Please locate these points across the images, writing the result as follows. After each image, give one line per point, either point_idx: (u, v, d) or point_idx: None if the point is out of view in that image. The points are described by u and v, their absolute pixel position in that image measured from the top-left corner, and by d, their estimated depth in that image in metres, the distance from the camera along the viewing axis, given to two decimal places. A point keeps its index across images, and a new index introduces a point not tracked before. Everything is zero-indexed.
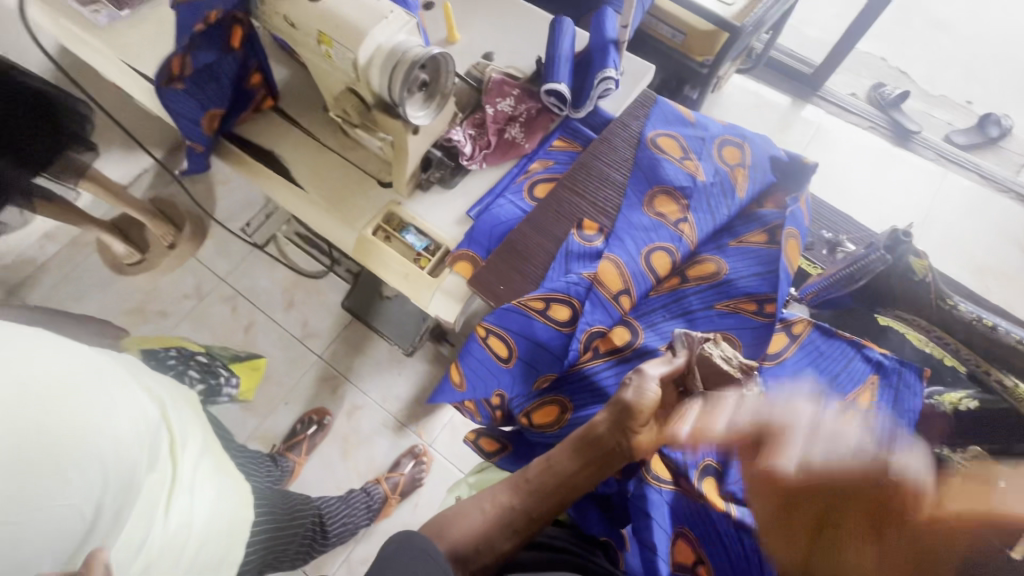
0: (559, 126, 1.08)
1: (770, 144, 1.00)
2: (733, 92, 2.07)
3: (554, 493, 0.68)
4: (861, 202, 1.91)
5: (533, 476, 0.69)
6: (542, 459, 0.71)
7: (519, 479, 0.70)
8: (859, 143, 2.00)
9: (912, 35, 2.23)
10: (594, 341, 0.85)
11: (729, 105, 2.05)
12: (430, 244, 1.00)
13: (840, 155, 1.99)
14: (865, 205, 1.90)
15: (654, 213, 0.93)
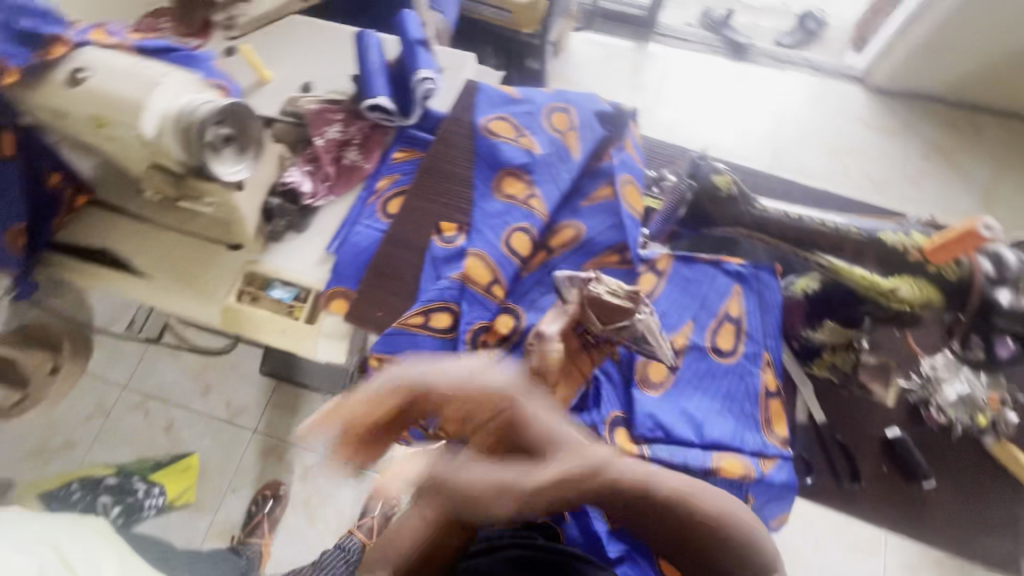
0: (395, 138, 1.07)
1: (593, 99, 1.04)
2: (579, 48, 2.09)
3: None
4: (721, 124, 1.97)
5: None
6: None
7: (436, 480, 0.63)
8: (704, 66, 2.07)
9: None
10: (480, 337, 0.87)
11: (581, 62, 2.06)
12: (299, 292, 0.97)
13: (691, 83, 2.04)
14: (724, 126, 1.96)
15: (504, 198, 0.95)
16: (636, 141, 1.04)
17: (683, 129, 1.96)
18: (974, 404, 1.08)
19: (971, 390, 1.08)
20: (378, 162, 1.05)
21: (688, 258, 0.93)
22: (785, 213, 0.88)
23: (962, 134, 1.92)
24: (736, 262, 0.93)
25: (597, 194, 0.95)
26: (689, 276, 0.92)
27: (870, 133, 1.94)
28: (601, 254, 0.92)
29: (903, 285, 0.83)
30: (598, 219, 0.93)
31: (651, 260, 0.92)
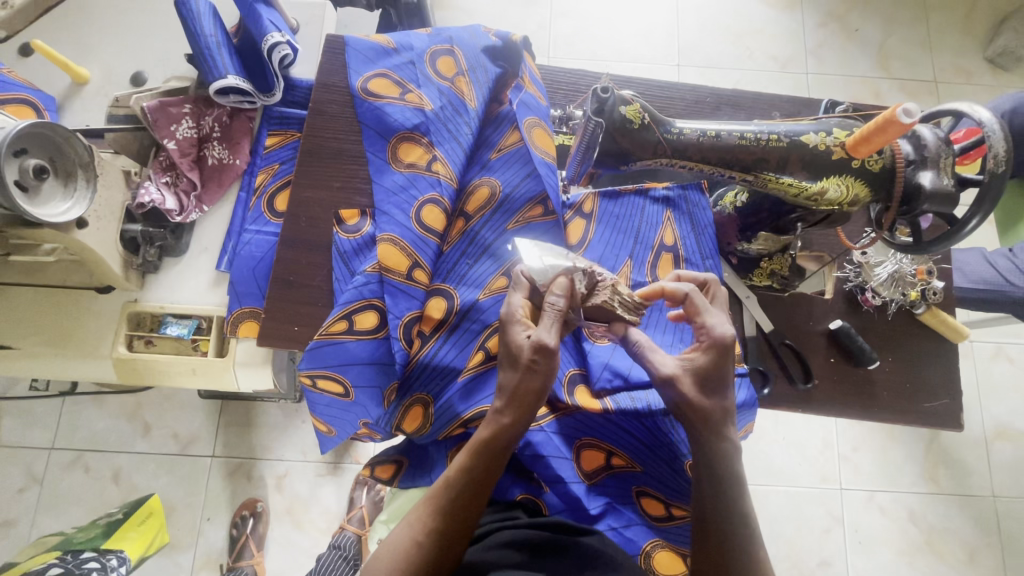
0: (262, 122, 0.91)
1: (477, 33, 0.91)
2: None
3: (475, 501, 0.62)
4: (622, 27, 1.86)
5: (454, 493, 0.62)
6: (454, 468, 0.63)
7: (442, 498, 0.62)
8: None
9: None
10: (415, 328, 0.79)
11: None
12: (199, 323, 0.85)
13: None
14: (626, 28, 1.85)
15: (405, 167, 0.83)
16: (535, 71, 0.92)
17: (585, 40, 1.84)
18: (903, 280, 0.82)
19: (899, 267, 0.82)
20: (249, 156, 0.90)
21: (613, 192, 0.86)
22: (704, 134, 0.66)
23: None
24: (663, 185, 0.86)
25: (504, 143, 0.86)
26: (618, 212, 0.85)
27: (769, 9, 1.89)
28: (523, 209, 0.83)
29: (830, 186, 0.66)
30: (512, 170, 0.84)
31: (576, 203, 0.85)
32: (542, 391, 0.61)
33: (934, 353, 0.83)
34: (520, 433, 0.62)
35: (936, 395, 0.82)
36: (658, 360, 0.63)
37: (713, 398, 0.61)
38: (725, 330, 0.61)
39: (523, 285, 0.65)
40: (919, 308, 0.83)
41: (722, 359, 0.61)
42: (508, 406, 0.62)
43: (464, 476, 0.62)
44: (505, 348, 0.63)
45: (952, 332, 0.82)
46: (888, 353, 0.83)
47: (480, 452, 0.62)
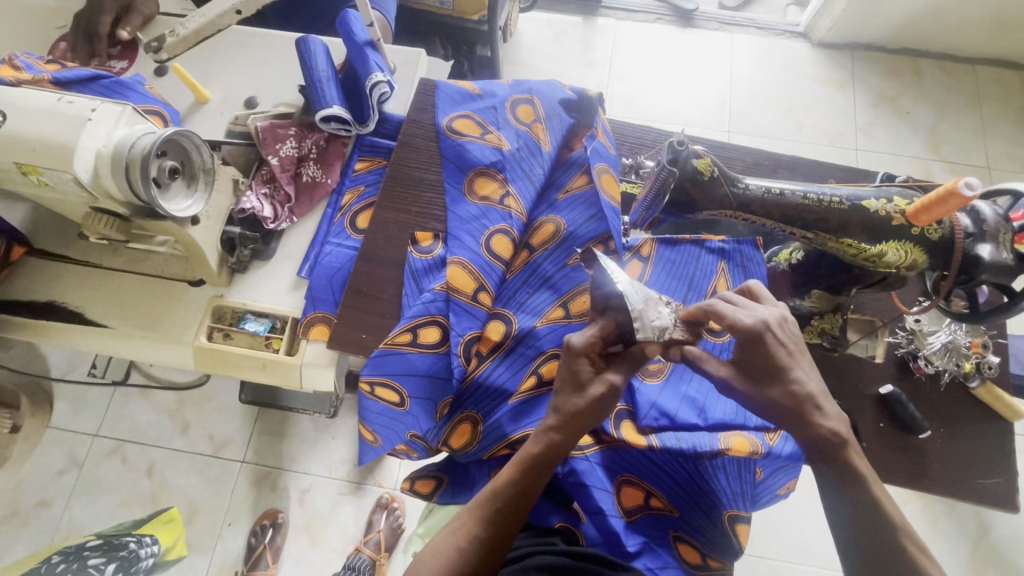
0: (354, 148, 1.01)
1: (555, 87, 1.00)
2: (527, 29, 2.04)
3: (519, 512, 0.65)
4: (676, 93, 1.96)
5: (501, 503, 0.65)
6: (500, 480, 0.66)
7: (489, 508, 0.64)
8: (654, 37, 2.04)
9: None
10: (473, 348, 0.84)
11: (530, 44, 2.01)
12: (274, 323, 0.92)
13: (643, 53, 2.01)
14: (679, 94, 1.96)
15: (479, 199, 0.90)
16: (607, 125, 0.99)
17: (638, 102, 1.95)
18: (956, 351, 0.83)
19: (954, 338, 0.83)
20: (339, 177, 1.00)
21: (671, 239, 0.90)
22: (769, 190, 0.71)
23: (904, 80, 1.96)
24: (719, 238, 0.90)
25: (571, 186, 0.93)
26: (674, 258, 0.89)
27: (820, 86, 1.97)
28: (585, 246, 0.88)
29: (889, 250, 0.69)
30: (577, 211, 0.91)
31: (634, 246, 0.90)
32: (591, 416, 0.66)
33: (989, 430, 0.82)
34: (567, 452, 0.66)
35: (990, 473, 0.80)
36: (711, 364, 0.68)
37: (773, 387, 0.64)
38: (747, 323, 0.63)
39: (608, 329, 0.67)
40: (973, 381, 0.82)
41: (757, 348, 0.64)
42: (562, 427, 0.66)
43: (514, 487, 0.65)
44: (566, 374, 0.67)
45: (1008, 410, 0.81)
46: (940, 424, 0.82)
47: (531, 468, 0.65)
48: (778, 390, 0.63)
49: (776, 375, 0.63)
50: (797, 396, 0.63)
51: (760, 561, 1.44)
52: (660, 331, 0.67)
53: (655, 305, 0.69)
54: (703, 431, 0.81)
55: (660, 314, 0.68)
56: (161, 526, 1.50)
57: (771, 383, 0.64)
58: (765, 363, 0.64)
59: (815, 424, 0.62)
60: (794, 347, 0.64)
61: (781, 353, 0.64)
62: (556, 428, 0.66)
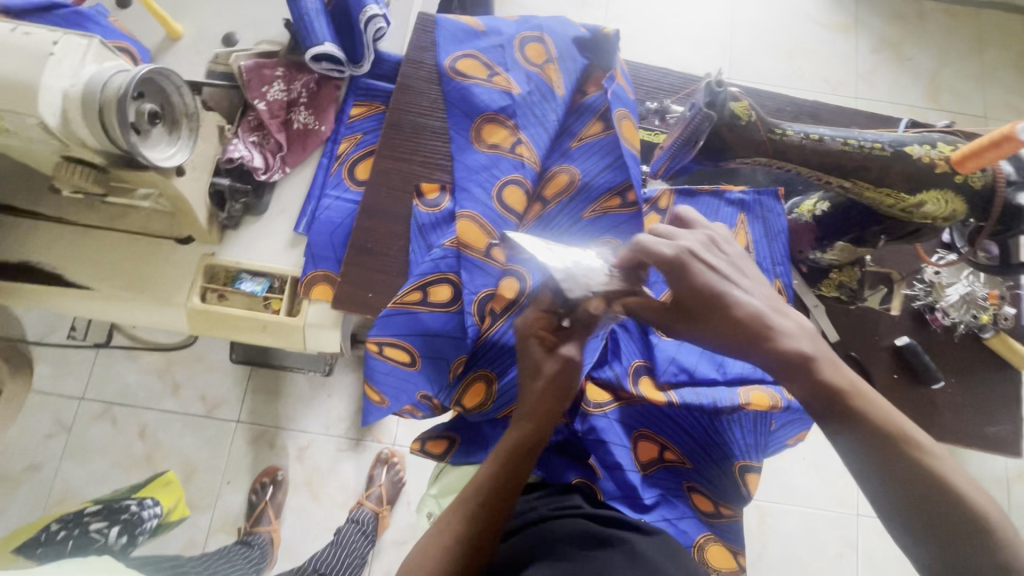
0: (348, 91, 0.93)
1: (567, 25, 0.92)
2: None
3: (500, 506, 0.60)
4: (675, 34, 1.86)
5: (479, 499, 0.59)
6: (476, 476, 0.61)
7: (469, 504, 0.59)
8: None
9: None
10: (488, 306, 0.79)
11: None
12: (272, 283, 0.87)
13: None
14: (679, 36, 1.86)
15: (487, 148, 0.85)
16: (624, 68, 0.92)
17: (638, 44, 1.85)
18: (975, 302, 0.83)
19: (971, 290, 0.83)
20: (334, 123, 0.92)
21: (688, 191, 0.87)
22: (807, 136, 0.67)
23: (909, 24, 1.89)
24: (739, 188, 0.87)
25: (584, 134, 0.87)
26: (694, 210, 0.86)
27: (824, 30, 1.89)
28: (601, 198, 0.84)
29: (928, 200, 0.67)
30: (592, 159, 0.86)
31: (653, 198, 0.86)
32: (560, 397, 0.61)
33: (997, 378, 0.84)
34: (543, 438, 0.62)
35: (996, 421, 0.82)
36: (648, 309, 0.60)
37: (714, 316, 0.56)
38: (672, 256, 0.57)
39: (545, 301, 0.62)
40: (987, 333, 0.83)
41: (683, 277, 0.57)
42: (532, 414, 0.61)
43: (491, 481, 0.60)
44: (524, 363, 0.63)
45: (1019, 359, 0.82)
46: (953, 375, 0.83)
47: (505, 460, 0.60)
48: (719, 320, 0.56)
49: (715, 304, 0.56)
50: (745, 317, 0.56)
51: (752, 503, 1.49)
52: (590, 284, 0.60)
53: (585, 260, 0.64)
54: (722, 386, 0.80)
55: (590, 269, 0.62)
56: (163, 489, 1.42)
57: (710, 313, 0.56)
58: (699, 297, 0.57)
59: (773, 348, 0.54)
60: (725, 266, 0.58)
61: (710, 277, 0.57)
62: (528, 411, 0.61)
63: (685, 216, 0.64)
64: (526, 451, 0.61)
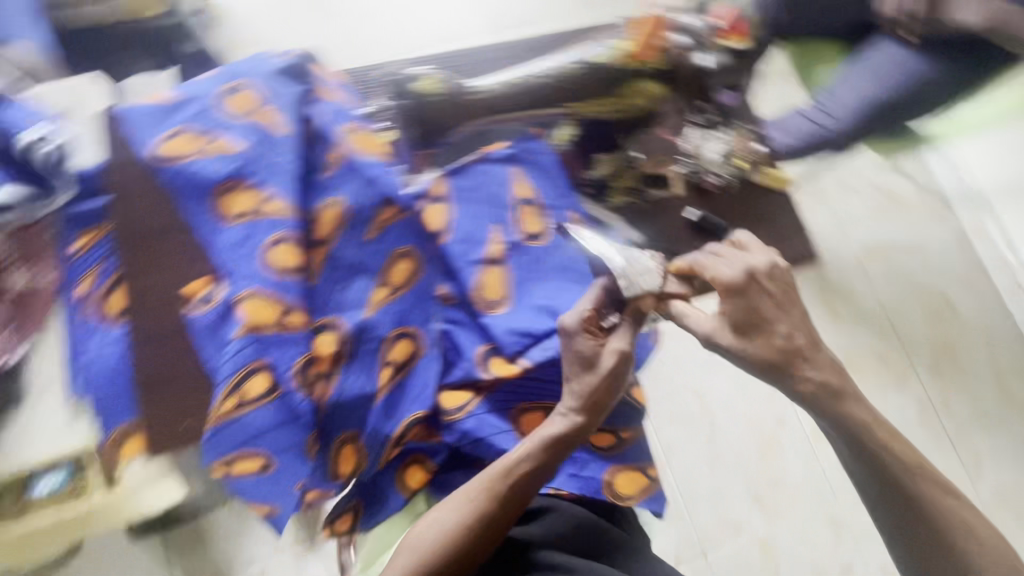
0: (61, 226, 0.81)
1: (264, 60, 0.86)
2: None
3: (527, 488, 0.70)
4: None
5: (510, 485, 0.69)
6: (512, 461, 0.70)
7: (502, 483, 0.69)
8: None
9: None
10: (312, 373, 0.75)
11: None
12: (73, 465, 0.79)
13: None
14: None
15: (237, 219, 0.77)
16: (334, 85, 0.92)
17: None
18: (731, 153, 0.89)
19: (725, 144, 0.89)
20: (60, 266, 0.80)
21: (456, 168, 0.87)
22: None
23: None
24: (502, 145, 0.88)
25: (331, 160, 0.81)
26: (468, 185, 0.86)
27: None
28: (379, 215, 0.81)
29: None
30: (353, 182, 0.81)
31: (426, 191, 0.84)
32: (610, 394, 0.72)
33: (778, 207, 0.92)
34: (585, 432, 0.72)
35: (790, 241, 0.92)
36: (695, 319, 0.75)
37: (756, 337, 0.72)
38: (735, 277, 0.72)
39: (599, 293, 0.74)
40: (753, 174, 0.91)
41: (744, 300, 0.72)
42: (583, 409, 0.71)
43: (526, 465, 0.70)
44: (575, 354, 0.72)
45: (780, 182, 0.92)
46: (746, 222, 0.91)
47: (542, 449, 0.71)
48: (768, 339, 0.72)
49: (768, 325, 0.72)
50: (777, 347, 0.72)
51: (671, 386, 1.84)
52: (642, 284, 0.75)
53: (633, 259, 0.77)
54: None
55: (645, 270, 0.76)
56: None
57: (772, 332, 0.72)
58: (742, 322, 0.72)
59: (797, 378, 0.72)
60: (778, 294, 0.73)
61: (767, 305, 0.72)
62: (581, 402, 0.71)
63: (741, 242, 0.78)
64: (569, 440, 0.71)
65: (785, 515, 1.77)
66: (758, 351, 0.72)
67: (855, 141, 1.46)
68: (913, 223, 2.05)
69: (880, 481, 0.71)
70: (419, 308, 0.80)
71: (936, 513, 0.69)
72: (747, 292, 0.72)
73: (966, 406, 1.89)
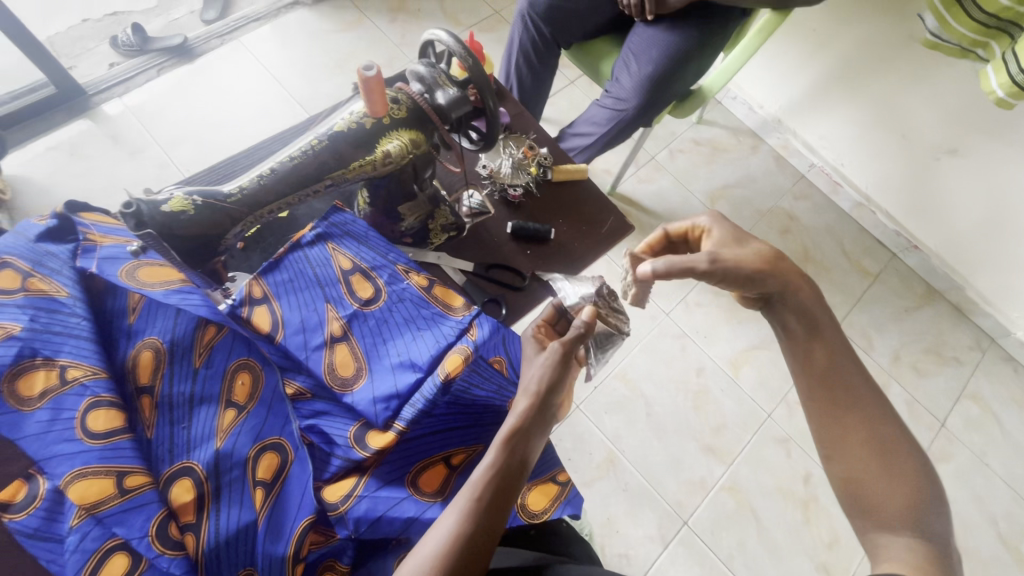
0: None
1: (20, 229, 0.79)
2: (29, 169, 1.86)
3: (502, 489, 0.65)
4: (245, 121, 2.05)
5: (482, 487, 0.64)
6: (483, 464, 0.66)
7: (476, 489, 0.64)
8: (181, 91, 2.06)
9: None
10: (175, 530, 0.67)
11: (62, 184, 1.86)
12: None
13: (192, 112, 2.04)
14: (250, 120, 2.06)
15: (38, 401, 0.67)
16: (113, 227, 0.87)
17: (227, 150, 2.00)
18: (521, 163, 1.06)
19: (513, 158, 1.06)
20: None
21: (269, 266, 0.86)
22: (287, 158, 0.80)
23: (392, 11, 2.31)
24: (308, 229, 0.90)
25: (132, 302, 0.77)
26: (285, 279, 0.86)
27: (337, 38, 2.24)
28: (199, 340, 0.78)
29: (390, 145, 0.81)
30: (161, 318, 0.77)
31: (244, 298, 0.84)
32: (552, 377, 0.75)
33: (582, 192, 1.07)
34: (543, 420, 0.72)
35: (605, 218, 1.05)
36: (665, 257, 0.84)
37: (743, 247, 0.82)
38: (706, 220, 0.88)
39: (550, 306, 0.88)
40: (547, 174, 1.06)
41: (722, 227, 0.86)
42: (533, 398, 0.73)
43: (493, 466, 0.66)
44: (528, 348, 0.82)
45: (577, 173, 1.07)
46: (560, 215, 1.05)
47: (511, 443, 0.68)
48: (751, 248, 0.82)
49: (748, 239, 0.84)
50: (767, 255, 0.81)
51: (612, 376, 1.91)
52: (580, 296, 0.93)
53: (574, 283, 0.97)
54: (426, 378, 0.82)
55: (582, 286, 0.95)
56: None
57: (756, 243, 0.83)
58: (728, 238, 0.84)
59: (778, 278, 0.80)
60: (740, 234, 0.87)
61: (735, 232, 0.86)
62: (530, 389, 0.74)
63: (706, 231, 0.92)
64: (530, 431, 0.70)
65: (737, 454, 1.85)
66: (747, 256, 0.80)
67: (648, 113, 1.61)
68: (736, 160, 2.30)
69: (814, 378, 0.78)
70: (273, 415, 0.78)
71: (864, 417, 0.73)
72: (724, 224, 0.86)
73: (840, 296, 2.11)
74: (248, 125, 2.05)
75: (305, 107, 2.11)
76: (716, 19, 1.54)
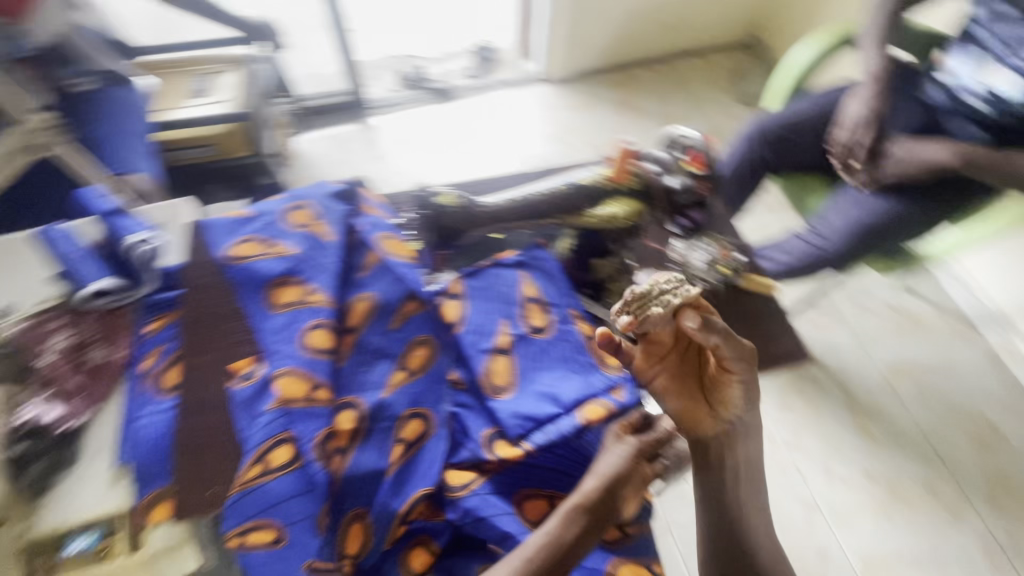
0: (140, 313, 0.98)
1: (322, 186, 1.07)
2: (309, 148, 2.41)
3: (553, 562, 0.70)
4: (470, 159, 2.42)
5: (533, 554, 0.70)
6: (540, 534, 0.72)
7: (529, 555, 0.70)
8: (430, 122, 2.52)
9: (393, 38, 2.78)
10: (328, 447, 0.80)
11: (323, 164, 2.37)
12: (105, 529, 0.78)
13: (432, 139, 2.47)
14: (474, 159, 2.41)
15: (283, 308, 0.90)
16: (376, 204, 1.11)
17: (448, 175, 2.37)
18: (717, 262, 1.06)
19: (710, 254, 1.06)
20: (129, 348, 0.94)
21: (471, 272, 1.03)
22: None
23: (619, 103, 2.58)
24: (511, 254, 1.06)
25: (369, 261, 0.97)
26: (479, 287, 1.01)
27: (565, 113, 2.56)
28: (401, 308, 0.94)
29: None
30: (384, 280, 0.95)
31: (445, 289, 0.99)
32: (624, 472, 0.77)
33: (765, 305, 1.10)
34: (609, 507, 0.75)
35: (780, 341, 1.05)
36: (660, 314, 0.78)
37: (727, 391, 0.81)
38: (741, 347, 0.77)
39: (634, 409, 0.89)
40: (738, 279, 1.07)
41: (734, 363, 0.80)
42: (602, 485, 0.76)
43: (547, 537, 0.72)
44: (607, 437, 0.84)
45: (766, 287, 1.07)
46: (735, 321, 1.07)
47: (570, 520, 0.73)
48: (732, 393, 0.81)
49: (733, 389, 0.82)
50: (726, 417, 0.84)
51: None
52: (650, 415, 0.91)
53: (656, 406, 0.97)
54: (563, 416, 0.87)
55: None
56: None
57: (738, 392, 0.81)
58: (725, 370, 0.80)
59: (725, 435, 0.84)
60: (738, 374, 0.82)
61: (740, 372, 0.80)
62: (598, 475, 0.77)
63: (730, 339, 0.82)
64: (591, 516, 0.74)
65: None
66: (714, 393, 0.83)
67: (848, 261, 1.51)
68: (935, 341, 2.04)
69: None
70: (432, 390, 0.89)
71: None
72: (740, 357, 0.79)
73: None
74: (471, 162, 2.41)
75: (521, 160, 2.42)
76: (970, 179, 1.43)
